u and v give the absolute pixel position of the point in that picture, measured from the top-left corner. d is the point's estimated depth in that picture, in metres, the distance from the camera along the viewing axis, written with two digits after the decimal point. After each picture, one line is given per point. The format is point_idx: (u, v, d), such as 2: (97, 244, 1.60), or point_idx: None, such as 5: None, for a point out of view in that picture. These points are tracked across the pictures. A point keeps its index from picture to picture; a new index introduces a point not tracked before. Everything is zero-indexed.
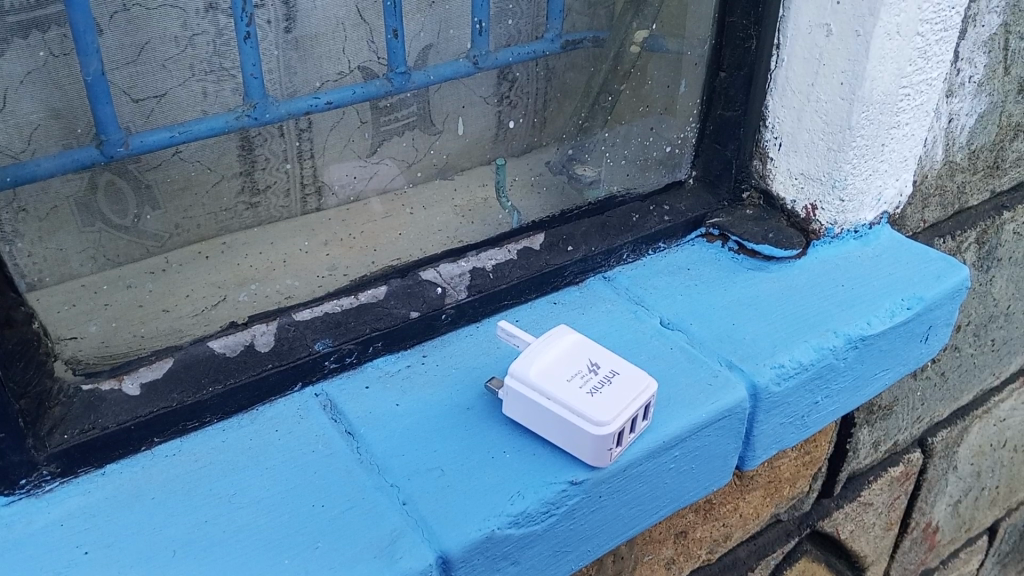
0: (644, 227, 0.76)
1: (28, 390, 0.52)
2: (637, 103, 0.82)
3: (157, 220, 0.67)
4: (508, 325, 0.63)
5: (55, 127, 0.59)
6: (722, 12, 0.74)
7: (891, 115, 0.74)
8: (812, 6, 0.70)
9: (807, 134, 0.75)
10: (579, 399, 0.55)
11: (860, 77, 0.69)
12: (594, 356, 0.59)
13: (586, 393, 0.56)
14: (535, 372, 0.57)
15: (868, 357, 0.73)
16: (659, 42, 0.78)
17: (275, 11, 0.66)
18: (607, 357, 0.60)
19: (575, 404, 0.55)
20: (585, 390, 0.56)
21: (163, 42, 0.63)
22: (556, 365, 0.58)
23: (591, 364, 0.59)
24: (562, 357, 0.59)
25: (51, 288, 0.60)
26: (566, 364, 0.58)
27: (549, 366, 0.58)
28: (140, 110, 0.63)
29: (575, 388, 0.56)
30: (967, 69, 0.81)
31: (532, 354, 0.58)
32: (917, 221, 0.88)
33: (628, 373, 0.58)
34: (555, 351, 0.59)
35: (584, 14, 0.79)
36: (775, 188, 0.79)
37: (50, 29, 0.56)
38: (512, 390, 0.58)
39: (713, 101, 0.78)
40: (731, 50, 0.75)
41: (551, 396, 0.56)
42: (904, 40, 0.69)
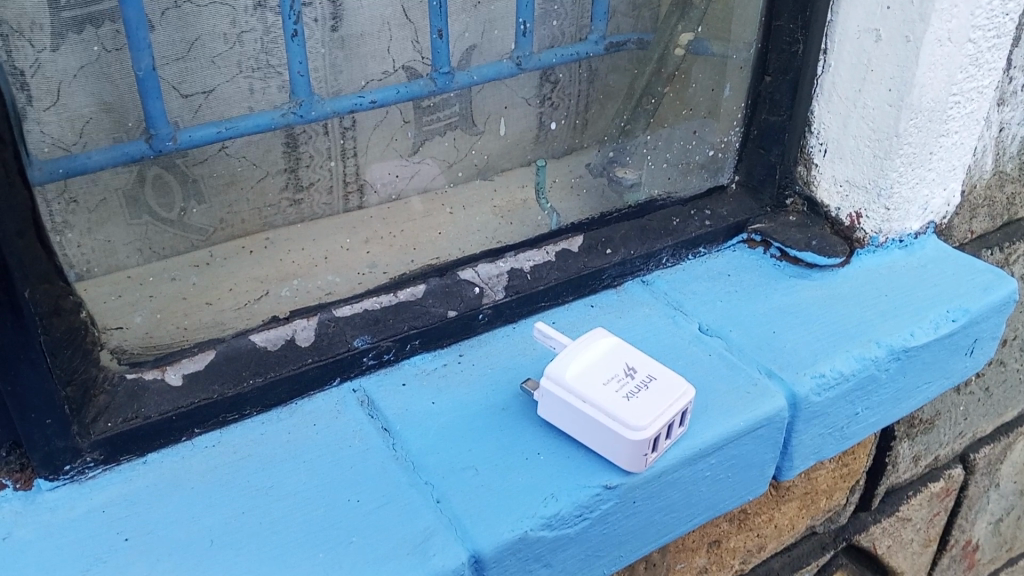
0: (684, 232, 0.75)
1: (75, 377, 0.52)
2: (680, 106, 0.81)
3: (203, 214, 0.70)
4: (544, 327, 0.64)
5: (107, 121, 0.63)
6: (769, 15, 0.72)
7: (939, 122, 0.72)
8: (861, 10, 0.69)
9: (853, 141, 0.73)
10: (613, 403, 0.55)
11: (909, 84, 0.68)
12: (630, 360, 0.59)
13: (621, 397, 0.56)
14: (571, 375, 0.57)
15: (910, 369, 0.71)
16: (704, 45, 0.78)
17: (322, 11, 0.70)
18: (644, 361, 0.59)
19: (610, 408, 0.55)
20: (621, 394, 0.56)
21: (213, 39, 0.66)
22: (593, 369, 0.58)
23: (627, 368, 0.58)
24: (598, 361, 0.58)
25: (99, 278, 0.61)
26: (602, 368, 0.58)
27: (586, 369, 0.58)
28: (189, 105, 0.66)
29: (611, 392, 0.56)
30: (1020, 78, 0.79)
31: (567, 356, 0.58)
32: (964, 232, 0.86)
33: (664, 379, 0.58)
34: (591, 354, 0.59)
35: (629, 17, 0.82)
36: (819, 196, 0.78)
37: (103, 24, 0.60)
38: (547, 393, 0.58)
39: (757, 105, 0.77)
40: (777, 54, 0.74)
41: (586, 400, 0.56)
42: (955, 46, 0.68)
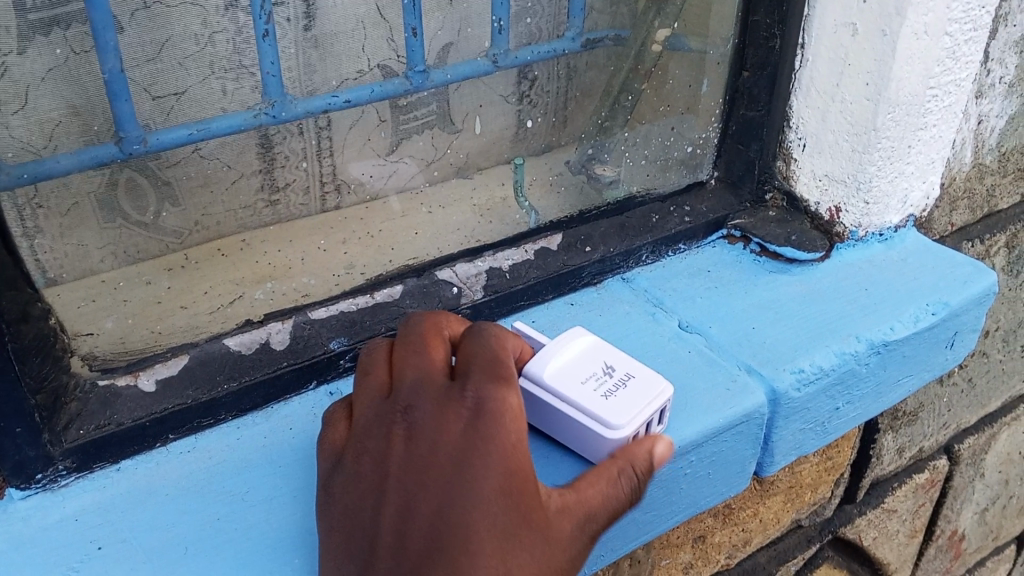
0: (663, 228, 0.75)
1: (45, 384, 0.52)
2: (659, 102, 0.81)
3: (176, 217, 0.73)
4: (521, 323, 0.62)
5: (76, 124, 0.64)
6: (745, 10, 0.72)
7: (917, 116, 0.72)
8: (838, 5, 0.68)
9: (831, 136, 0.73)
10: (592, 402, 0.54)
11: (886, 78, 0.68)
12: (608, 359, 0.58)
13: (601, 397, 0.55)
14: (550, 374, 0.55)
15: (890, 363, 0.71)
16: (682, 41, 0.77)
17: (295, 10, 0.73)
18: (621, 359, 0.58)
19: (591, 408, 0.54)
20: (600, 393, 0.55)
21: (185, 40, 0.68)
22: (571, 367, 0.57)
23: (606, 367, 0.57)
24: (576, 359, 0.57)
25: (70, 284, 0.60)
26: (580, 366, 0.57)
27: (565, 368, 0.56)
28: (159, 107, 0.69)
29: (589, 390, 0.55)
30: (998, 70, 0.79)
31: (545, 354, 0.57)
32: (944, 225, 0.86)
33: (642, 377, 0.57)
34: (569, 352, 0.57)
35: (605, 13, 0.81)
36: (798, 190, 0.78)
37: (71, 27, 0.60)
38: (524, 392, 0.56)
39: (735, 101, 0.76)
40: (755, 49, 0.73)
41: (565, 399, 0.55)
42: (932, 40, 0.68)
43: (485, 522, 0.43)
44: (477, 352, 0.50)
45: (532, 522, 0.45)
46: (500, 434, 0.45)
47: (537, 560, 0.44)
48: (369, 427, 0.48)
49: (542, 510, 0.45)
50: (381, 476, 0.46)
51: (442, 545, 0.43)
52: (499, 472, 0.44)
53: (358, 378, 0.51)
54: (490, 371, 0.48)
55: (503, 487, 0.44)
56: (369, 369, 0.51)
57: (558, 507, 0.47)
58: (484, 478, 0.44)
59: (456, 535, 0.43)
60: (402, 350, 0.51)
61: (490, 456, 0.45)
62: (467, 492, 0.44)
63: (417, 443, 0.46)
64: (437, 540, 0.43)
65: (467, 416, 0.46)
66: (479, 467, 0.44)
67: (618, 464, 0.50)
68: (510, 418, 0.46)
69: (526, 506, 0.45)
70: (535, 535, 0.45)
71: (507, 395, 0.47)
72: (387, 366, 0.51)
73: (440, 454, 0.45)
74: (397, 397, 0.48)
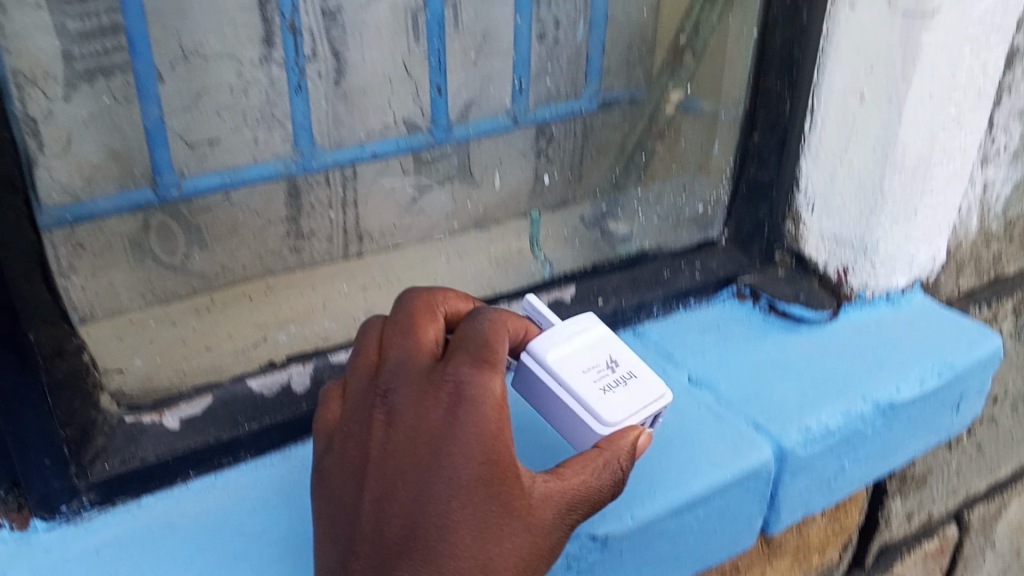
0: (675, 283, 0.77)
1: (74, 419, 0.53)
2: (671, 161, 0.84)
3: (205, 261, 0.75)
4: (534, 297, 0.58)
5: (115, 168, 0.68)
6: (757, 73, 0.73)
7: (923, 180, 0.74)
8: (846, 70, 0.71)
9: (840, 197, 0.76)
10: (588, 391, 0.52)
11: (892, 142, 0.70)
12: (614, 352, 0.55)
13: (599, 390, 0.52)
14: (552, 355, 0.53)
15: (896, 424, 0.72)
16: (695, 102, 0.81)
17: (325, 66, 0.79)
18: (627, 355, 0.55)
19: (586, 400, 0.52)
20: (599, 386, 0.52)
21: (219, 90, 0.73)
22: (575, 353, 0.54)
23: (610, 360, 0.55)
24: (582, 345, 0.54)
25: (101, 322, 0.62)
26: (585, 354, 0.54)
27: (569, 352, 0.54)
28: (194, 154, 0.74)
29: (588, 380, 0.52)
30: (1002, 138, 0.81)
31: (553, 334, 0.54)
32: (951, 288, 0.87)
33: (644, 378, 0.54)
34: (576, 336, 0.55)
35: (619, 76, 0.87)
36: (806, 251, 0.80)
37: (114, 76, 0.65)
38: (522, 365, 0.54)
39: (746, 162, 0.77)
40: (765, 111, 0.75)
41: (562, 381, 0.52)
42: (936, 106, 0.71)
43: (462, 507, 0.45)
44: (464, 334, 0.50)
45: (508, 507, 0.46)
46: (478, 420, 0.46)
47: (514, 544, 0.46)
48: (356, 407, 0.50)
49: (520, 495, 0.47)
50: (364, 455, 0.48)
51: (419, 526, 0.45)
52: (477, 458, 0.46)
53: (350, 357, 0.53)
54: (475, 355, 0.48)
55: (479, 473, 0.46)
56: (360, 348, 0.53)
57: (539, 492, 0.48)
58: (461, 464, 0.46)
59: (431, 518, 0.45)
60: (392, 331, 0.52)
61: (467, 441, 0.46)
62: (443, 476, 0.46)
63: (399, 426, 0.47)
64: (416, 525, 0.45)
65: (447, 402, 0.47)
66: (456, 454, 0.46)
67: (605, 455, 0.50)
68: (490, 405, 0.47)
69: (504, 490, 0.46)
70: (511, 520, 0.46)
71: (487, 381, 0.47)
72: (377, 345, 0.52)
73: (420, 438, 0.47)
74: (383, 378, 0.50)
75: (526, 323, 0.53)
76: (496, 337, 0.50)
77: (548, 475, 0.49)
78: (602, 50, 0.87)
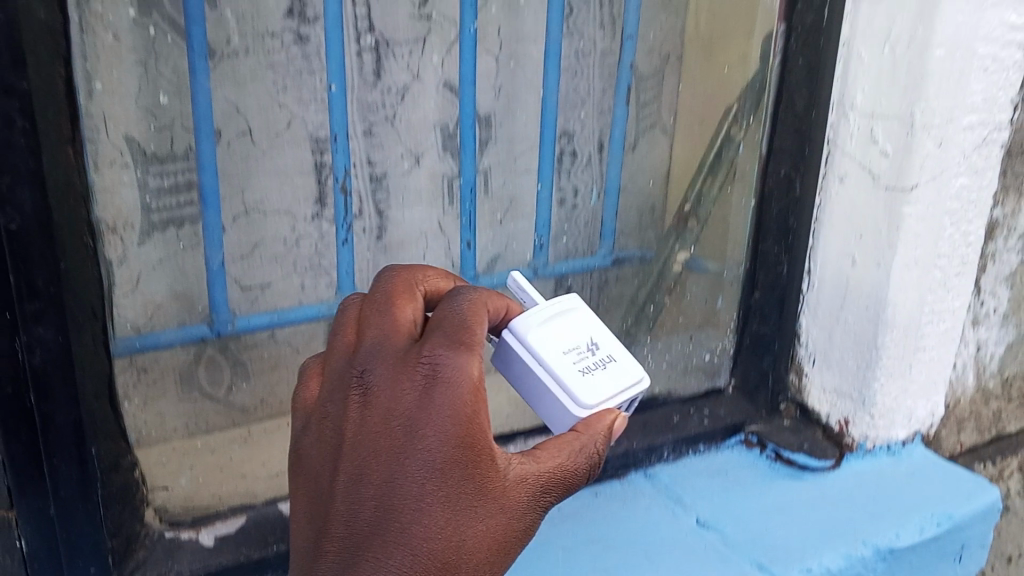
0: (684, 428, 0.82)
1: (120, 530, 0.59)
2: (677, 314, 0.89)
3: (244, 394, 0.80)
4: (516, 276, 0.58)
5: (175, 307, 0.74)
6: (756, 237, 0.82)
7: (916, 338, 0.80)
8: (839, 239, 0.79)
9: (839, 352, 0.81)
10: (569, 374, 0.52)
11: (883, 302, 0.77)
12: (595, 334, 0.55)
13: (579, 372, 0.52)
14: (535, 335, 0.52)
15: (898, 571, 0.74)
16: (699, 262, 0.88)
17: (369, 222, 0.87)
18: (607, 339, 0.56)
19: (567, 382, 0.51)
20: (580, 369, 0.52)
21: (274, 241, 0.81)
22: (557, 333, 0.54)
23: (591, 342, 0.55)
24: (564, 326, 0.54)
25: (149, 445, 0.67)
26: (567, 334, 0.54)
27: (551, 332, 0.53)
28: (245, 296, 0.80)
29: (569, 362, 0.52)
30: (991, 301, 0.87)
31: (534, 313, 0.54)
32: (952, 443, 0.91)
33: (621, 362, 0.55)
34: (558, 317, 0.54)
35: (633, 235, 0.89)
36: (810, 403, 0.85)
37: (184, 226, 0.73)
38: (502, 342, 0.53)
39: (748, 317, 0.85)
40: (765, 272, 0.83)
41: (543, 364, 0.52)
42: (923, 270, 0.77)
43: (433, 493, 0.44)
44: (443, 313, 0.48)
45: (483, 490, 0.45)
46: (453, 404, 0.44)
47: (488, 528, 0.45)
48: (332, 385, 0.48)
49: (497, 478, 0.46)
50: (338, 435, 0.46)
51: (392, 509, 0.44)
52: (450, 443, 0.44)
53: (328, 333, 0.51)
54: (451, 336, 0.46)
55: (454, 458, 0.44)
56: (338, 324, 0.51)
57: (514, 475, 0.47)
58: (436, 448, 0.44)
59: (405, 501, 0.44)
60: (370, 307, 0.50)
61: (439, 426, 0.44)
62: (416, 460, 0.44)
63: (372, 406, 0.45)
64: (386, 510, 0.44)
65: (421, 385, 0.45)
66: (429, 437, 0.44)
67: (581, 439, 0.50)
68: (466, 388, 0.45)
69: (477, 476, 0.45)
70: (486, 502, 0.45)
71: (464, 362, 0.45)
72: (355, 321, 0.50)
73: (393, 420, 0.45)
74: (358, 357, 0.47)
75: (507, 301, 0.53)
76: (475, 316, 0.48)
77: (525, 458, 0.48)
78: (614, 213, 0.87)
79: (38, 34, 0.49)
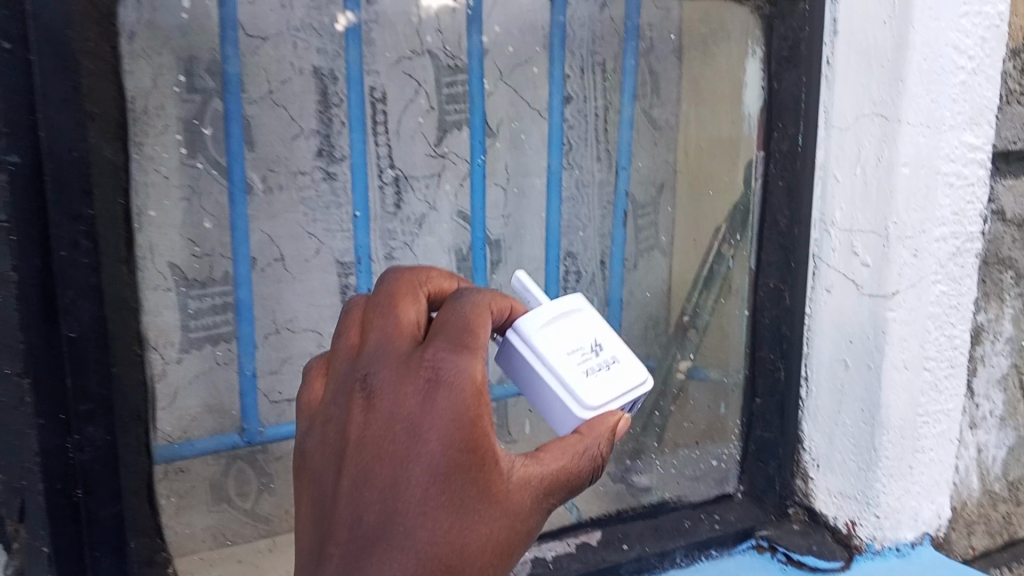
0: (695, 532, 0.84)
1: None
2: (682, 419, 0.98)
3: (271, 505, 0.83)
4: (527, 281, 0.65)
5: (209, 420, 0.80)
6: (753, 346, 0.88)
7: (913, 438, 0.83)
8: (830, 345, 0.84)
9: (839, 455, 0.84)
10: (572, 374, 0.58)
11: (877, 404, 0.80)
12: (599, 335, 0.61)
13: (581, 372, 0.58)
14: (539, 337, 0.59)
15: None
16: (701, 371, 0.96)
17: None
18: (611, 341, 0.62)
19: (568, 381, 0.57)
20: (582, 368, 0.58)
21: (302, 358, 0.87)
22: (562, 335, 0.60)
23: (595, 344, 0.61)
24: (569, 330, 0.60)
25: (185, 549, 0.72)
26: (571, 336, 0.60)
27: (555, 335, 0.59)
28: (274, 408, 0.85)
29: (573, 362, 0.58)
30: (986, 404, 0.90)
31: (538, 316, 0.60)
32: (964, 547, 0.91)
33: (622, 362, 0.60)
34: (564, 321, 0.61)
35: (640, 347, 0.99)
36: (817, 505, 0.87)
37: (221, 344, 0.81)
38: (510, 343, 0.59)
39: (752, 423, 0.89)
40: (763, 377, 0.88)
41: (547, 365, 0.58)
42: (913, 372, 0.81)
43: (435, 492, 0.49)
44: (446, 319, 0.53)
45: (485, 490, 0.50)
46: (455, 404, 0.49)
47: (488, 527, 0.50)
48: (338, 391, 0.53)
49: (498, 481, 0.50)
50: (344, 442, 0.51)
51: (396, 511, 0.48)
52: (451, 445, 0.49)
53: (336, 343, 0.56)
54: (454, 341, 0.51)
55: (457, 458, 0.49)
56: (345, 335, 0.56)
57: (517, 477, 0.51)
58: (437, 451, 0.49)
59: (408, 503, 0.48)
60: (375, 316, 0.55)
61: (441, 427, 0.49)
62: (420, 459, 0.49)
63: (376, 412, 0.50)
64: (391, 508, 0.48)
65: (424, 386, 0.50)
66: (432, 437, 0.49)
67: (584, 443, 0.55)
68: (467, 389, 0.49)
69: (479, 476, 0.50)
70: (488, 502, 0.50)
71: (465, 366, 0.50)
72: (362, 330, 0.56)
73: (396, 425, 0.49)
74: (362, 362, 0.53)
75: (511, 303, 0.58)
76: (477, 323, 0.53)
77: (528, 461, 0.53)
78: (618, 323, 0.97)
79: (105, 169, 0.56)
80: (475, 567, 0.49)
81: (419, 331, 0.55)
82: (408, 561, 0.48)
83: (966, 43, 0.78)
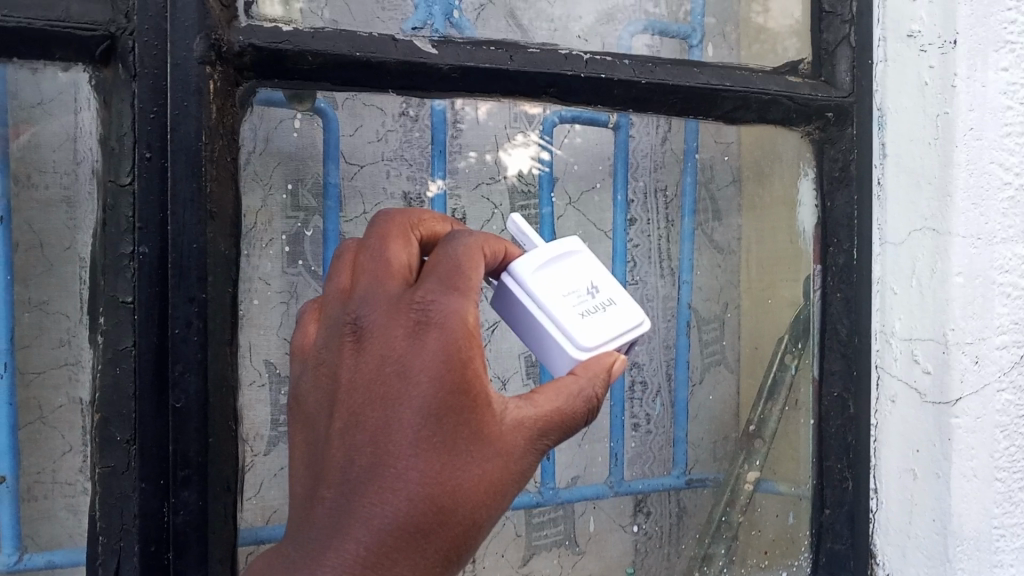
0: None
1: None
2: (751, 529, 0.98)
3: None
4: (520, 222, 0.68)
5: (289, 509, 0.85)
6: (820, 455, 0.86)
7: (990, 552, 0.82)
8: (897, 456, 0.84)
9: (913, 568, 0.83)
10: (568, 316, 0.62)
11: (948, 512, 0.80)
12: (596, 279, 0.65)
13: (577, 314, 0.62)
14: (534, 283, 0.63)
15: None
16: (770, 483, 0.96)
17: None
18: (607, 283, 0.65)
19: (563, 323, 0.62)
20: (578, 311, 0.62)
21: None
22: (559, 279, 0.64)
23: (592, 286, 0.64)
24: (566, 273, 0.64)
25: None
26: (568, 280, 0.64)
27: (552, 279, 0.64)
28: None
29: (568, 304, 0.62)
30: None
31: (532, 259, 0.64)
32: None
33: (619, 304, 0.64)
34: (559, 266, 0.64)
35: (710, 462, 1.06)
36: None
37: None
38: (506, 284, 0.64)
39: (821, 535, 0.86)
40: (832, 489, 0.85)
41: (542, 306, 0.62)
42: (984, 482, 0.81)
43: (428, 431, 0.54)
44: (438, 261, 0.57)
45: (477, 431, 0.55)
46: (444, 347, 0.54)
47: (481, 464, 0.55)
48: (330, 332, 0.58)
49: (489, 423, 0.56)
50: (339, 383, 0.56)
51: (388, 451, 0.53)
52: (444, 388, 0.54)
53: (328, 284, 0.60)
54: (445, 283, 0.56)
55: (447, 399, 0.54)
56: (338, 276, 0.60)
57: (511, 419, 0.57)
58: (428, 393, 0.54)
59: (401, 444, 0.53)
60: (366, 258, 0.59)
61: (432, 369, 0.54)
62: (412, 401, 0.54)
63: (370, 355, 0.55)
64: (383, 447, 0.54)
65: (416, 328, 0.54)
66: (422, 380, 0.54)
67: (580, 383, 0.60)
68: (457, 331, 0.54)
69: (470, 417, 0.55)
70: (480, 441, 0.55)
71: (454, 307, 0.54)
72: (351, 273, 0.59)
73: (389, 366, 0.54)
74: (354, 305, 0.57)
75: (505, 246, 0.62)
76: (467, 264, 0.57)
77: (521, 403, 0.58)
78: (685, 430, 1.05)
79: (218, 262, 0.64)
80: (469, 503, 0.55)
81: (409, 272, 0.59)
82: (401, 499, 0.53)
83: (1011, 161, 0.82)
